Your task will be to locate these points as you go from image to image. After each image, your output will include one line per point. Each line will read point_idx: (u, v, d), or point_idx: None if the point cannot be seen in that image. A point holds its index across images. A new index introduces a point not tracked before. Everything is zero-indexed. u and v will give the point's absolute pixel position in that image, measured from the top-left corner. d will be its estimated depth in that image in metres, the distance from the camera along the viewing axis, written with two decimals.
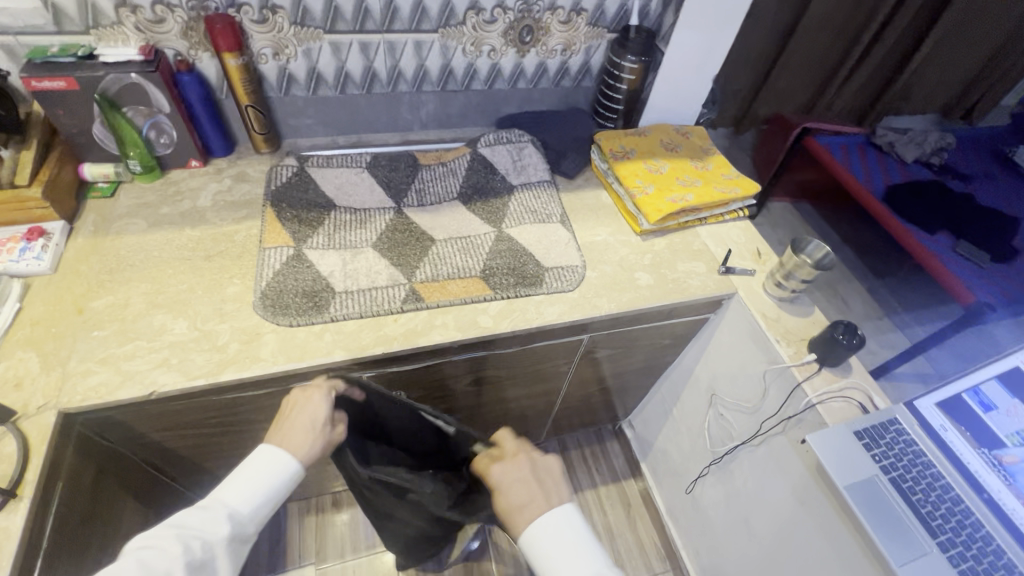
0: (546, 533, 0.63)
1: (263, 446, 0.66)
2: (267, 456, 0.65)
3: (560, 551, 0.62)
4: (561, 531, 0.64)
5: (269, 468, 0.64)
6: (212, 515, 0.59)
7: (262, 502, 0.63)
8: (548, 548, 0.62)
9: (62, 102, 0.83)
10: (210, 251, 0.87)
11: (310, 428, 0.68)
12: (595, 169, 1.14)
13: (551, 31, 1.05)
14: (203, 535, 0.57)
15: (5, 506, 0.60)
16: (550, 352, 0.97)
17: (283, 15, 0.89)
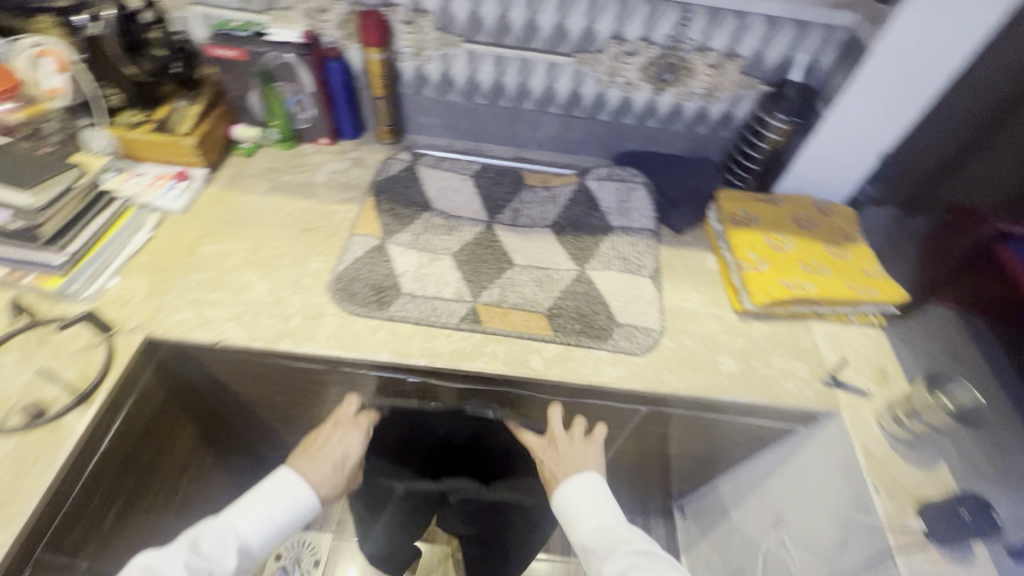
0: (573, 488, 0.77)
1: (282, 472, 0.73)
2: (284, 485, 0.72)
3: (585, 505, 0.75)
4: (586, 490, 0.76)
5: (284, 506, 0.71)
6: (224, 542, 0.65)
7: (268, 535, 0.69)
8: (578, 501, 0.75)
9: (231, 69, 0.95)
10: (309, 224, 0.93)
11: (334, 462, 0.78)
12: (707, 228, 1.03)
13: (696, 73, 0.97)
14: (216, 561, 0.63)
15: (78, 406, 0.69)
16: (600, 412, 0.90)
17: (429, 20, 0.93)
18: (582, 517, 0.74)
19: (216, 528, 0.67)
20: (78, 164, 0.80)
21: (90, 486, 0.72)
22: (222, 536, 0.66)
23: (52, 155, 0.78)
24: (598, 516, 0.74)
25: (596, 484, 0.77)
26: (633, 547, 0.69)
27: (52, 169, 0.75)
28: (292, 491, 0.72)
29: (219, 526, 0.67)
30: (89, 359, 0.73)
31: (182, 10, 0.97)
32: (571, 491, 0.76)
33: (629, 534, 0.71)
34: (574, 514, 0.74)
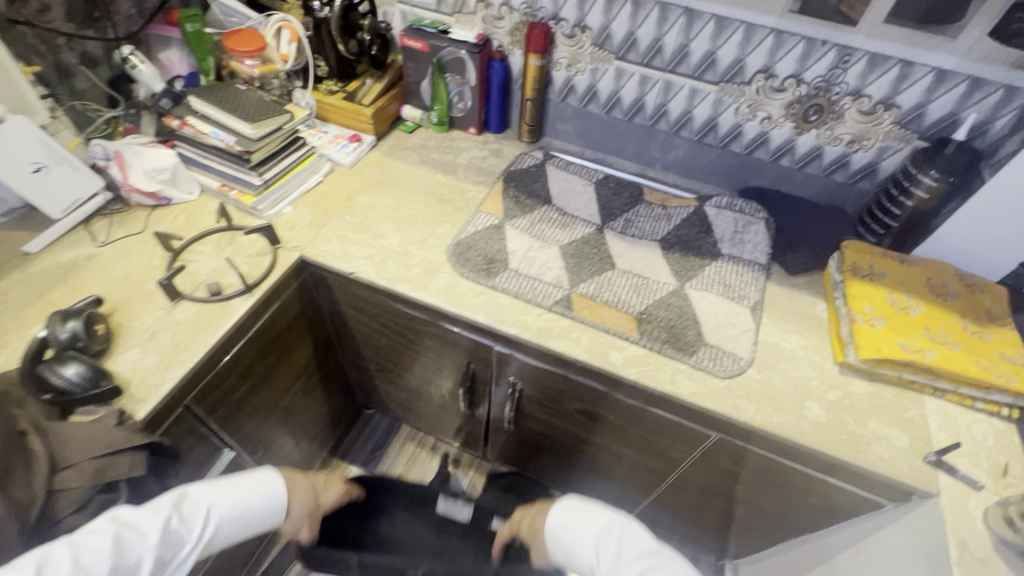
0: (561, 512, 0.82)
1: (263, 470, 0.80)
2: (257, 481, 0.78)
3: (575, 522, 0.80)
4: (578, 508, 0.81)
5: (262, 489, 0.77)
6: (200, 510, 0.71)
7: (240, 516, 0.75)
8: (574, 521, 0.80)
9: (414, 58, 1.12)
10: (443, 196, 1.06)
11: (308, 511, 0.86)
12: (825, 276, 0.98)
13: (844, 117, 0.95)
14: (181, 534, 0.67)
15: (243, 295, 0.86)
16: (668, 427, 0.90)
17: (589, 35, 1.03)
18: (572, 538, 0.79)
19: (198, 496, 0.72)
20: (289, 112, 1.01)
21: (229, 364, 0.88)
22: (197, 514, 0.70)
23: (274, 102, 1.00)
24: (597, 528, 0.78)
25: (582, 498, 0.83)
26: (635, 552, 0.71)
27: (272, 112, 0.97)
28: (263, 493, 0.78)
29: (199, 498, 0.72)
30: (258, 263, 0.90)
31: (390, 7, 1.16)
32: (559, 515, 0.82)
33: (633, 534, 0.75)
34: (568, 536, 0.80)
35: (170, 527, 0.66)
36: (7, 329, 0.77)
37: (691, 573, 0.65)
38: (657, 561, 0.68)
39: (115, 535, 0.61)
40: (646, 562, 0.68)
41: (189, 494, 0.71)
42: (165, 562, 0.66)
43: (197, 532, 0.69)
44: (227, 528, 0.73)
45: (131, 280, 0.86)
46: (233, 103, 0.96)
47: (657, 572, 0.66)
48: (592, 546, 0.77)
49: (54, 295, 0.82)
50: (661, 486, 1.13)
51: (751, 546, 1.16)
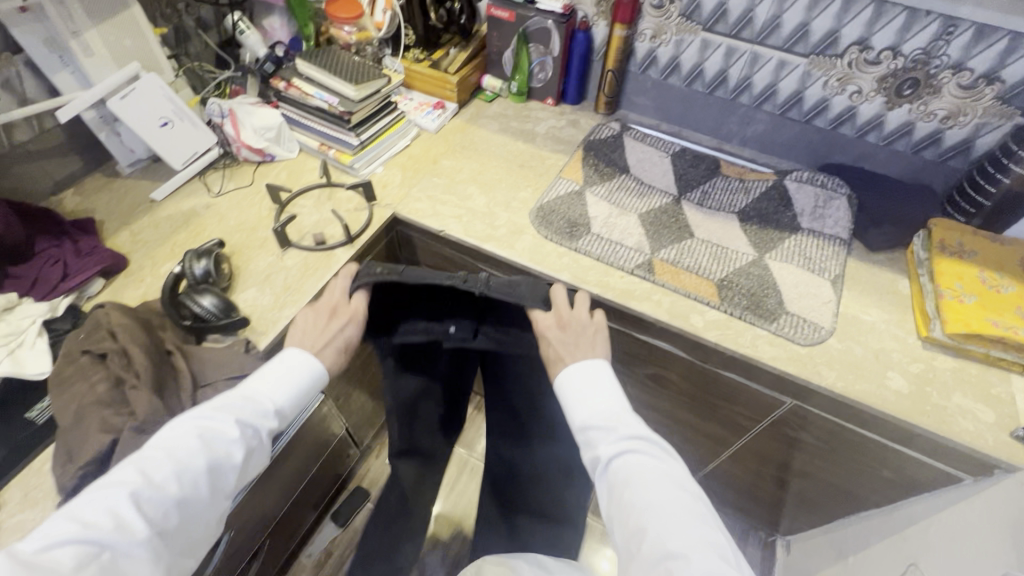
0: (573, 373, 0.68)
1: (290, 349, 0.69)
2: (294, 362, 0.67)
3: (579, 390, 0.67)
4: (593, 372, 0.68)
5: (304, 367, 0.68)
6: (257, 404, 0.63)
7: (303, 398, 0.67)
8: (582, 386, 0.67)
9: (499, 28, 1.16)
10: (524, 163, 1.10)
11: (337, 347, 0.71)
12: (908, 254, 0.97)
13: (941, 92, 0.93)
14: (255, 424, 0.62)
15: (344, 246, 0.92)
16: (740, 394, 0.93)
17: (677, 6, 1.04)
18: (573, 398, 0.67)
19: (249, 392, 0.64)
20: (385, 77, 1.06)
21: None
22: (257, 410, 0.62)
23: (370, 67, 1.06)
24: (595, 400, 0.66)
25: (603, 365, 0.69)
26: (622, 432, 0.63)
27: (370, 76, 1.02)
28: (304, 367, 0.68)
29: (253, 394, 0.64)
30: (356, 218, 0.97)
31: None
32: (569, 377, 0.68)
33: (632, 417, 0.65)
34: (567, 401, 0.67)
35: (237, 421, 0.60)
36: (142, 266, 0.86)
37: (669, 462, 0.60)
38: (643, 448, 0.61)
39: (199, 435, 0.58)
40: (630, 445, 0.61)
41: (246, 390, 0.64)
42: (254, 453, 0.61)
43: (269, 425, 0.63)
44: (291, 414, 0.66)
45: (245, 228, 0.93)
46: (335, 66, 1.02)
47: (643, 459, 0.60)
48: (580, 428, 0.65)
49: (180, 238, 0.91)
50: (723, 455, 1.15)
51: (811, 520, 1.17)
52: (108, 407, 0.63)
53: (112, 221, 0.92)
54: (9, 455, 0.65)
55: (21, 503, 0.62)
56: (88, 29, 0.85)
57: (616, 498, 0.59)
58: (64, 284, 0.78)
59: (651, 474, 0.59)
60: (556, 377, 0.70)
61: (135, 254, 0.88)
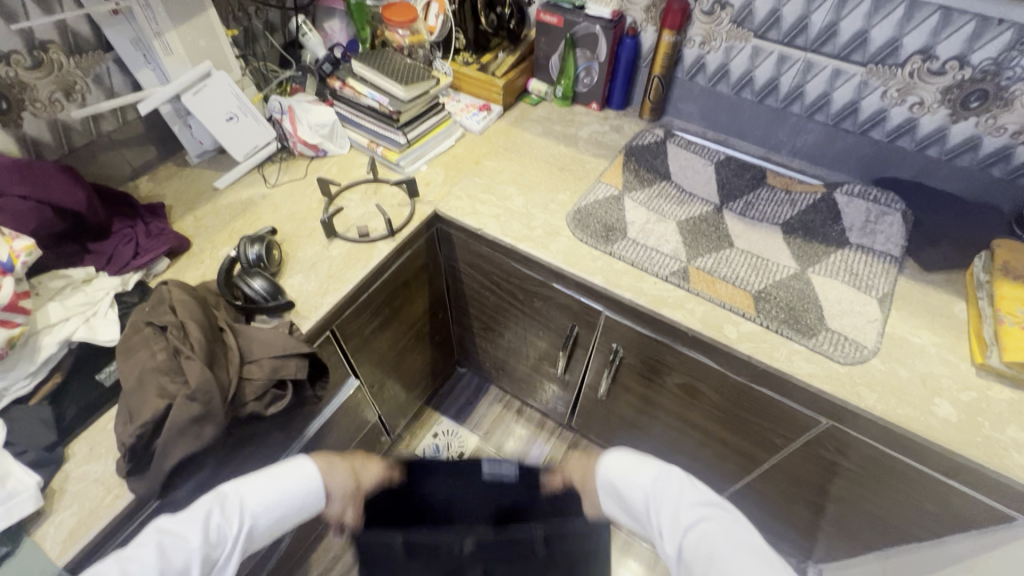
0: (618, 460, 0.75)
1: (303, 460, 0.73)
2: (302, 472, 0.73)
3: (629, 474, 0.73)
4: (631, 463, 0.74)
5: (296, 479, 0.71)
6: (238, 507, 0.67)
7: (283, 507, 0.70)
8: (626, 465, 0.74)
9: (548, 32, 1.17)
10: (565, 166, 1.11)
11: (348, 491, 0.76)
12: (968, 276, 0.92)
13: (1014, 105, 0.88)
14: (221, 530, 0.65)
15: (386, 239, 0.96)
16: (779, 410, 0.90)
17: (728, 13, 1.02)
18: (631, 485, 0.73)
19: (235, 494, 0.68)
20: (434, 78, 1.10)
21: (370, 301, 0.99)
22: (234, 515, 0.66)
23: (421, 68, 1.10)
24: (651, 477, 0.73)
25: (643, 456, 0.75)
26: (691, 501, 0.69)
27: (420, 78, 1.06)
28: (303, 475, 0.72)
29: (233, 494, 0.68)
30: (399, 213, 1.01)
31: None
32: (614, 462, 0.75)
33: (690, 482, 0.72)
34: (623, 486, 0.73)
35: (204, 520, 0.63)
36: (203, 249, 0.93)
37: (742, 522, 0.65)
38: (711, 511, 0.67)
39: (157, 543, 0.60)
40: (699, 512, 0.67)
41: (228, 492, 0.68)
42: (214, 564, 0.63)
43: (235, 530, 0.66)
44: (262, 525, 0.69)
45: (295, 218, 0.99)
46: (387, 67, 1.07)
47: (713, 523, 0.66)
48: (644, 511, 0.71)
49: (237, 225, 0.97)
50: (755, 473, 1.11)
51: (848, 549, 1.12)
52: (166, 374, 0.69)
53: (180, 206, 1.00)
54: (80, 412, 0.72)
55: (86, 455, 0.69)
56: (170, 29, 0.93)
57: (708, 566, 0.61)
58: (135, 261, 0.86)
59: (728, 534, 0.63)
60: (601, 467, 0.76)
61: (197, 237, 0.95)
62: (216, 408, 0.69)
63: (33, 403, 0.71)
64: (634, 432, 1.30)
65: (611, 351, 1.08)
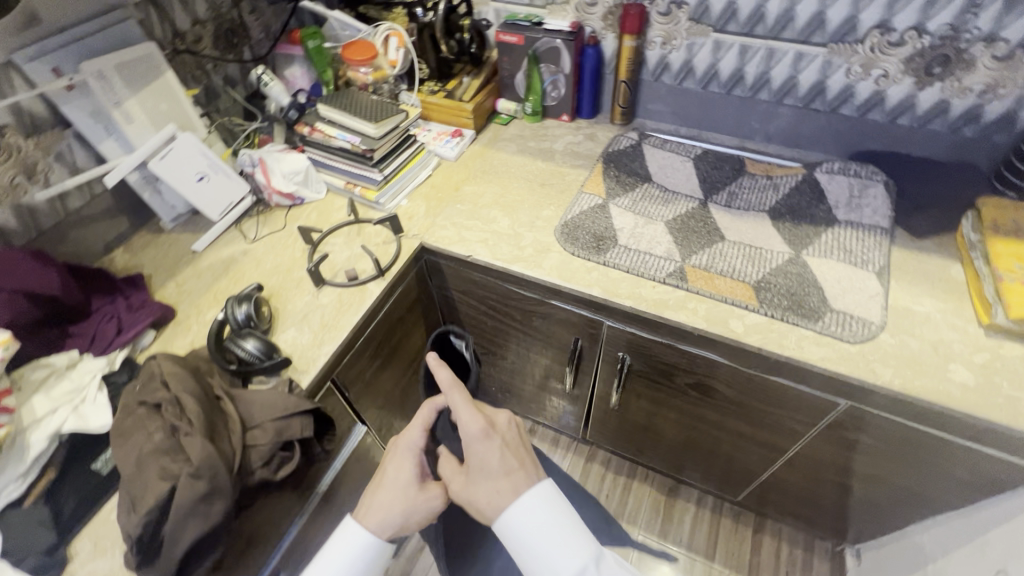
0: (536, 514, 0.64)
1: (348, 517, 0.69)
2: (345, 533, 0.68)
3: (540, 531, 0.64)
4: (546, 509, 0.65)
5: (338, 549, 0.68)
6: None
7: None
8: (551, 513, 0.65)
9: (509, 52, 1.17)
10: (545, 181, 1.11)
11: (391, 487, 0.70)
12: (958, 238, 0.92)
13: (975, 66, 0.89)
14: None
15: (376, 279, 0.94)
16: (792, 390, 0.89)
17: (685, 11, 1.03)
18: (553, 553, 0.63)
19: None
20: (403, 111, 1.09)
21: (368, 344, 0.96)
22: None
23: (388, 103, 1.09)
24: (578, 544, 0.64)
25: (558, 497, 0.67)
26: None
27: (388, 113, 1.05)
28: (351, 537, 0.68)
29: None
30: (384, 250, 0.99)
31: (485, 6, 1.21)
32: (522, 518, 0.64)
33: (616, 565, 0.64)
34: (544, 558, 0.63)
35: None
36: (188, 315, 0.90)
37: None
38: None
39: None
40: None
41: None
42: None
43: None
44: None
45: (280, 270, 0.96)
46: (353, 107, 1.06)
47: None
48: None
49: (221, 285, 0.95)
50: (780, 461, 1.08)
51: (884, 525, 1.10)
52: (165, 454, 0.66)
53: (159, 274, 0.97)
54: (80, 506, 0.68)
55: (91, 552, 0.65)
56: (128, 98, 0.91)
57: None
58: (119, 338, 0.83)
59: None
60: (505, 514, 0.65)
61: (181, 304, 0.92)
62: (223, 482, 0.66)
63: (28, 504, 0.67)
64: (651, 437, 1.28)
65: (618, 361, 1.06)
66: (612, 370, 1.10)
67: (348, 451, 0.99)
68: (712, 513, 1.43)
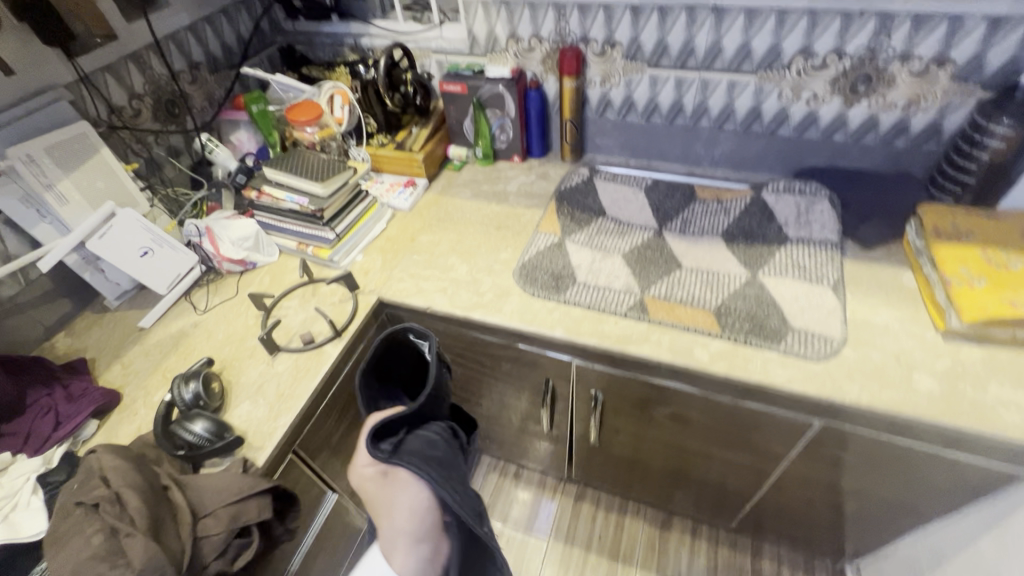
0: None
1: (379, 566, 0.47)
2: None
3: None
4: None
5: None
6: None
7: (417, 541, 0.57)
8: None
9: (455, 100, 1.19)
10: (501, 223, 1.11)
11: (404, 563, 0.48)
12: (905, 244, 0.95)
13: (896, 83, 0.93)
14: None
15: (333, 340, 0.91)
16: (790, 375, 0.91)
17: (619, 50, 1.06)
18: None
19: None
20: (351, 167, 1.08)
21: (330, 408, 0.91)
22: None
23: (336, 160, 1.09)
24: None
25: None
26: None
27: (336, 170, 1.04)
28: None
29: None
30: (341, 309, 0.96)
31: (427, 57, 1.23)
32: None
33: None
34: None
35: None
36: (135, 397, 0.85)
37: None
38: None
39: None
40: None
41: None
42: None
43: None
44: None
45: (233, 340, 0.93)
46: (301, 166, 1.05)
47: None
48: None
49: (171, 362, 0.91)
50: (763, 486, 1.07)
51: (878, 539, 1.08)
52: (104, 560, 0.61)
53: (104, 356, 0.92)
54: None
55: None
56: (60, 179, 0.88)
57: None
58: (56, 433, 0.77)
59: None
60: None
61: (127, 387, 0.87)
62: None
63: None
64: (638, 470, 1.25)
65: (592, 398, 1.04)
66: (588, 408, 1.08)
67: (316, 527, 0.93)
68: (709, 542, 1.39)
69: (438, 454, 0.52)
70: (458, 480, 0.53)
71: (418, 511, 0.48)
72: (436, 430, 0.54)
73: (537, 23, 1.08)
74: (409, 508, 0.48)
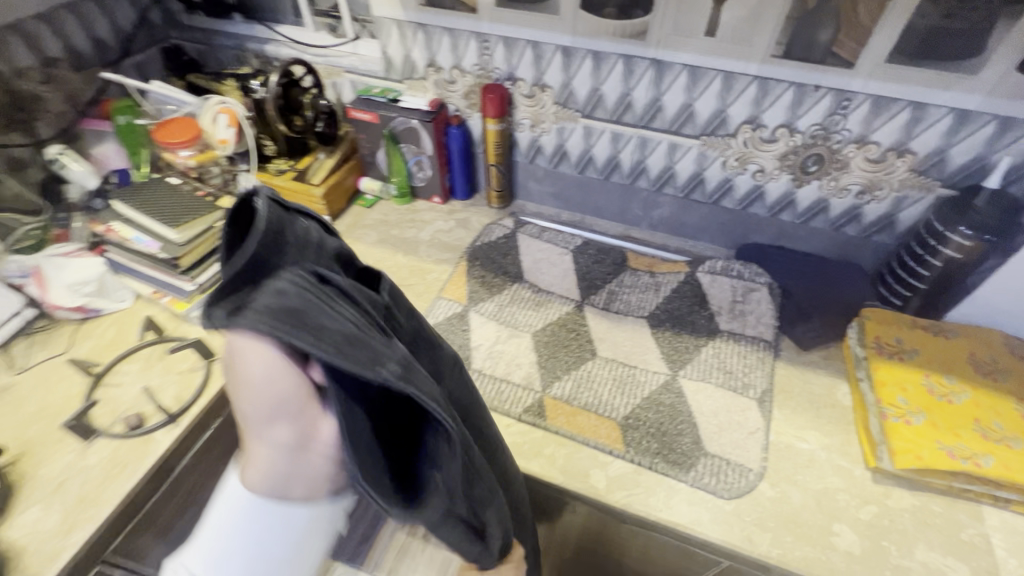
0: None
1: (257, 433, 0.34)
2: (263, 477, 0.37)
3: None
4: None
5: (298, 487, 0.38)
6: None
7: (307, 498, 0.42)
8: None
9: (365, 130, 1.04)
10: (403, 281, 0.96)
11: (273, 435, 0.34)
12: (844, 349, 0.84)
13: (850, 167, 0.81)
14: None
15: (168, 424, 0.75)
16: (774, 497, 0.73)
17: (549, 94, 0.91)
18: None
19: None
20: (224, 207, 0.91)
21: (159, 508, 0.75)
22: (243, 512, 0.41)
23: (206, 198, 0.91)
24: None
25: None
26: None
27: (200, 211, 0.87)
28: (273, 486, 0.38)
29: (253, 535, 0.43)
30: (188, 381, 0.80)
31: (338, 76, 1.07)
32: None
33: None
34: None
35: None
36: None
37: None
38: None
39: None
40: None
41: None
42: None
43: None
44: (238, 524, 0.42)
45: (46, 415, 0.76)
46: (159, 204, 0.88)
47: None
48: None
49: None
50: None
51: None
52: None
53: None
54: None
55: None
56: None
57: None
58: None
59: None
60: None
61: None
62: None
63: None
64: None
65: None
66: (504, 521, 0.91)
67: None
68: None
69: (291, 304, 0.30)
70: (337, 331, 0.31)
71: (279, 378, 0.32)
72: (286, 276, 0.32)
73: (457, 53, 0.93)
74: (257, 376, 0.31)
